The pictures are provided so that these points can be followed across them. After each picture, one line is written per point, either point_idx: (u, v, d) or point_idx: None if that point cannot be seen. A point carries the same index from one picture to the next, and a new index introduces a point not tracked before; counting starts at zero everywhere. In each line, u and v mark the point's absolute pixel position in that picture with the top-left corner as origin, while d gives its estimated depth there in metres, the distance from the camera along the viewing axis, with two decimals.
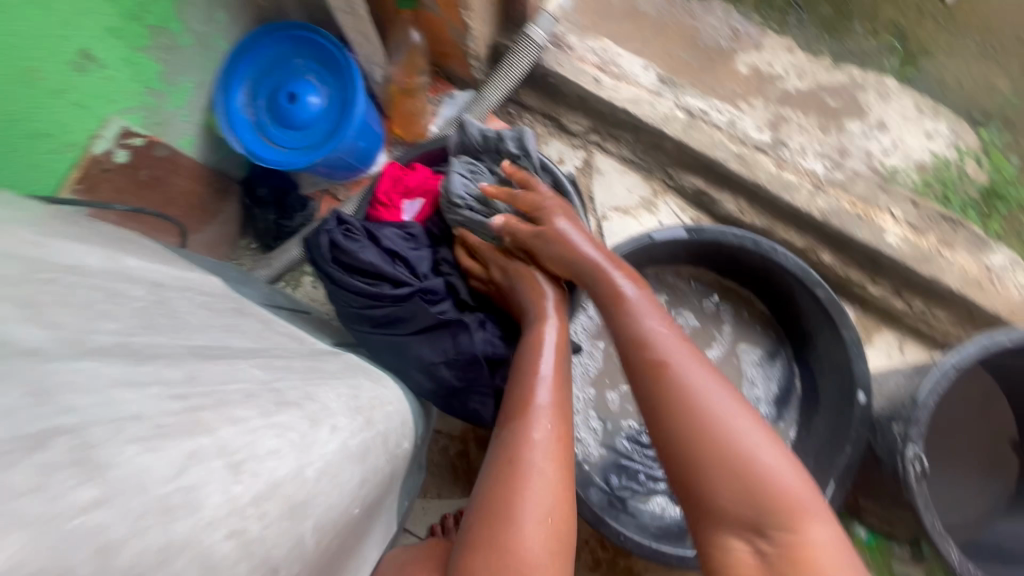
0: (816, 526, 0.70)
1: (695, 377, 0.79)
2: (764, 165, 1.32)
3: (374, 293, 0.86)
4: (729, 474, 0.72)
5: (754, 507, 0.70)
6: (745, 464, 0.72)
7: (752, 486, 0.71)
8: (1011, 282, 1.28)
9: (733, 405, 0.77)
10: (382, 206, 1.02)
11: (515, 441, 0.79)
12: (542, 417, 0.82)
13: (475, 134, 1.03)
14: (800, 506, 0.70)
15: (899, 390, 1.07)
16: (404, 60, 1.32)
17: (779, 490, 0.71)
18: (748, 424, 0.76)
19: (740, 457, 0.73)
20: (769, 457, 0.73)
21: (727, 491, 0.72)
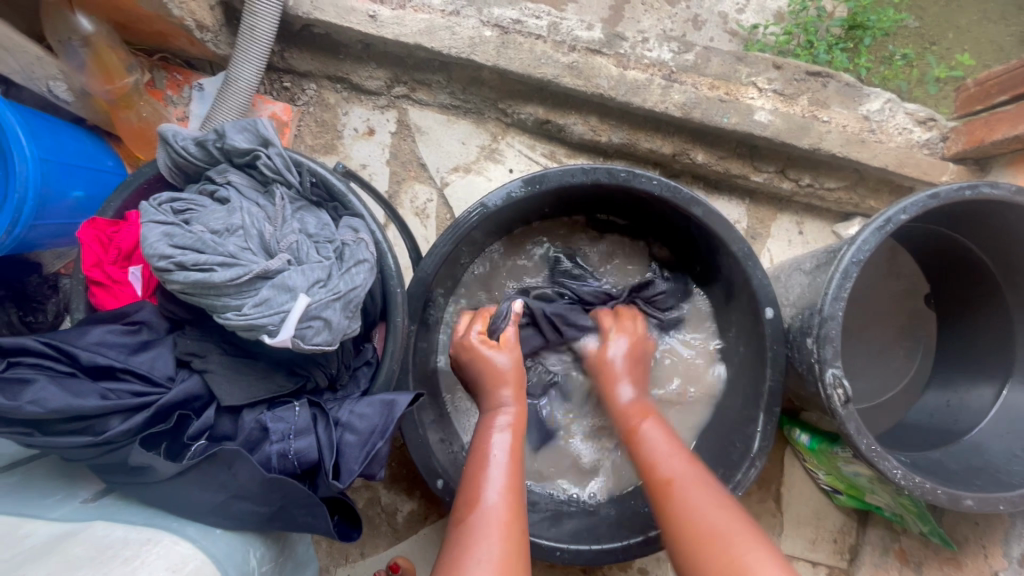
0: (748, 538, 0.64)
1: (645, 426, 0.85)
2: (605, 68, 1.06)
3: (94, 441, 0.60)
4: (673, 510, 0.71)
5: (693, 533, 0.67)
6: (686, 502, 0.71)
7: (690, 512, 0.69)
8: (892, 126, 1.15)
9: (669, 455, 0.79)
10: (100, 285, 0.73)
11: (468, 503, 0.68)
12: (494, 479, 0.70)
13: (183, 144, 0.70)
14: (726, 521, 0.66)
15: (804, 293, 0.92)
16: (91, 60, 0.94)
17: (704, 507, 0.69)
18: (676, 465, 0.77)
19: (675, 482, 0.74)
20: (691, 482, 0.73)
21: (676, 524, 0.69)
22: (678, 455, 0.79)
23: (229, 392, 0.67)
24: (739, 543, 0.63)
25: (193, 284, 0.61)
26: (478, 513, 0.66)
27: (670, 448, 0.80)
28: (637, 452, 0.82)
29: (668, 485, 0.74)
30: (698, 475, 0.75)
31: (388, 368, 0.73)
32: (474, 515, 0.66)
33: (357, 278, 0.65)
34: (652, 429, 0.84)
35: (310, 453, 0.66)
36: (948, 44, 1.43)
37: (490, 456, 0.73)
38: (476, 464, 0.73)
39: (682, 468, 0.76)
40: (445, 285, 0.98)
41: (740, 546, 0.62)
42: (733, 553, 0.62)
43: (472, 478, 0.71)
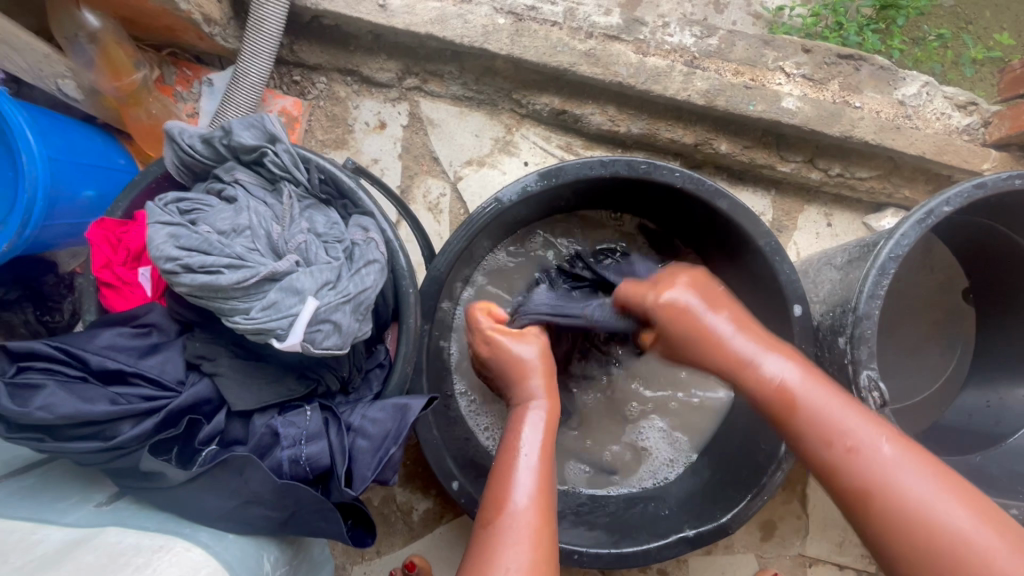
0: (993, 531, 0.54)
1: (848, 423, 0.61)
2: (623, 55, 1.02)
3: (105, 447, 0.59)
4: (893, 515, 0.56)
5: (932, 550, 0.54)
6: (911, 502, 0.56)
7: (919, 508, 0.55)
8: (929, 112, 1.09)
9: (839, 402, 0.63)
10: (110, 287, 0.72)
11: (495, 507, 0.65)
12: (524, 475, 0.67)
13: (190, 142, 0.69)
14: (969, 514, 0.54)
15: (836, 290, 0.87)
16: (98, 56, 0.93)
17: (935, 504, 0.55)
18: (859, 423, 0.61)
19: (882, 482, 0.57)
20: (913, 458, 0.58)
21: (903, 527, 0.55)
22: (880, 437, 0.60)
23: (240, 396, 0.66)
24: (993, 544, 0.52)
25: (201, 287, 0.59)
26: (509, 519, 0.63)
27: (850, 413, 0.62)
28: (806, 427, 0.63)
29: (890, 478, 0.57)
30: (908, 449, 0.59)
31: (400, 371, 0.70)
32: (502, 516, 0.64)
33: (367, 279, 0.63)
34: (843, 418, 0.61)
35: (322, 458, 0.64)
36: (986, 23, 1.35)
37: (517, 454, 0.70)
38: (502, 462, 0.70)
39: (896, 458, 0.58)
40: (459, 283, 0.95)
41: (994, 548, 0.52)
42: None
43: (501, 474, 0.68)
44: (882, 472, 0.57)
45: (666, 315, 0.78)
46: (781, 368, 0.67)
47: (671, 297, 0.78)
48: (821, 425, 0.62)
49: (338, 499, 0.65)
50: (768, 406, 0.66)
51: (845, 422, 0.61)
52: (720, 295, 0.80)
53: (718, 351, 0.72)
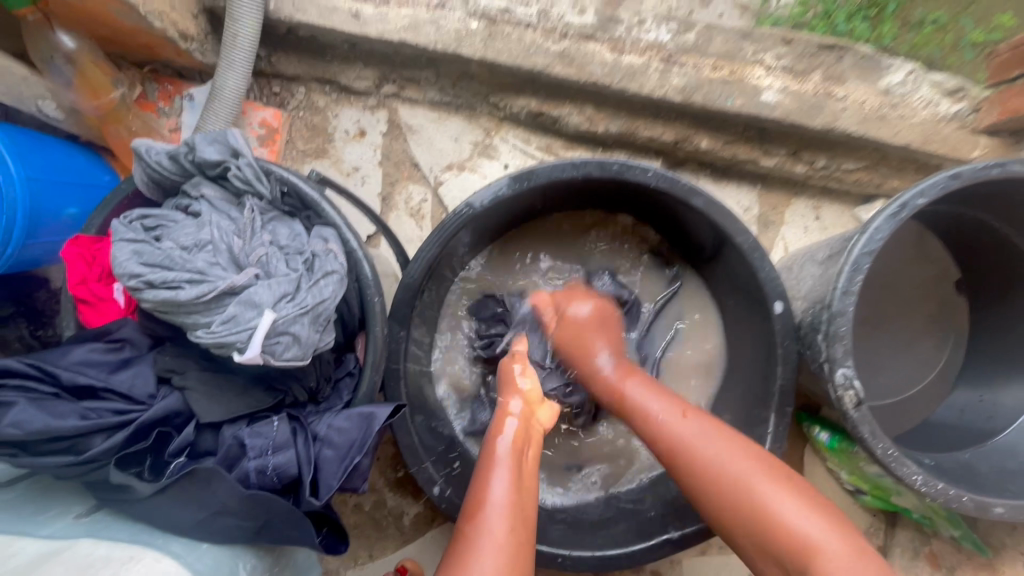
0: (774, 480, 0.66)
1: (649, 408, 0.78)
2: (598, 54, 1.01)
3: (76, 460, 0.61)
4: (694, 467, 0.71)
5: (741, 510, 0.66)
6: (696, 448, 0.71)
7: (705, 458, 0.70)
8: (916, 100, 1.06)
9: (658, 406, 0.78)
10: (86, 303, 0.74)
11: (472, 513, 0.68)
12: (499, 479, 0.72)
13: (157, 159, 0.70)
14: (735, 455, 0.69)
15: (815, 286, 0.86)
16: (76, 77, 0.93)
17: (722, 455, 0.70)
18: (657, 403, 0.78)
19: (677, 447, 0.72)
20: (707, 430, 0.73)
21: (697, 478, 0.70)
22: (682, 412, 0.76)
23: (209, 408, 0.66)
24: (760, 484, 0.66)
25: (162, 302, 0.60)
26: (484, 521, 0.67)
27: (660, 399, 0.79)
28: (630, 415, 0.80)
29: (686, 447, 0.72)
30: (706, 420, 0.74)
31: (369, 379, 0.71)
32: (479, 515, 0.68)
33: (325, 291, 0.63)
34: (653, 404, 0.78)
35: (289, 468, 0.65)
36: (986, 4, 1.33)
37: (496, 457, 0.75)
38: (483, 464, 0.75)
39: (721, 452, 0.70)
40: (436, 289, 0.95)
41: (761, 487, 0.66)
42: (773, 512, 0.64)
43: (479, 483, 0.72)
44: (678, 441, 0.73)
45: (569, 334, 0.94)
46: (620, 381, 0.83)
47: (575, 310, 0.95)
48: (641, 414, 0.78)
49: (307, 508, 0.66)
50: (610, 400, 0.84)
51: (649, 409, 0.78)
52: (610, 326, 0.95)
53: (596, 367, 0.88)
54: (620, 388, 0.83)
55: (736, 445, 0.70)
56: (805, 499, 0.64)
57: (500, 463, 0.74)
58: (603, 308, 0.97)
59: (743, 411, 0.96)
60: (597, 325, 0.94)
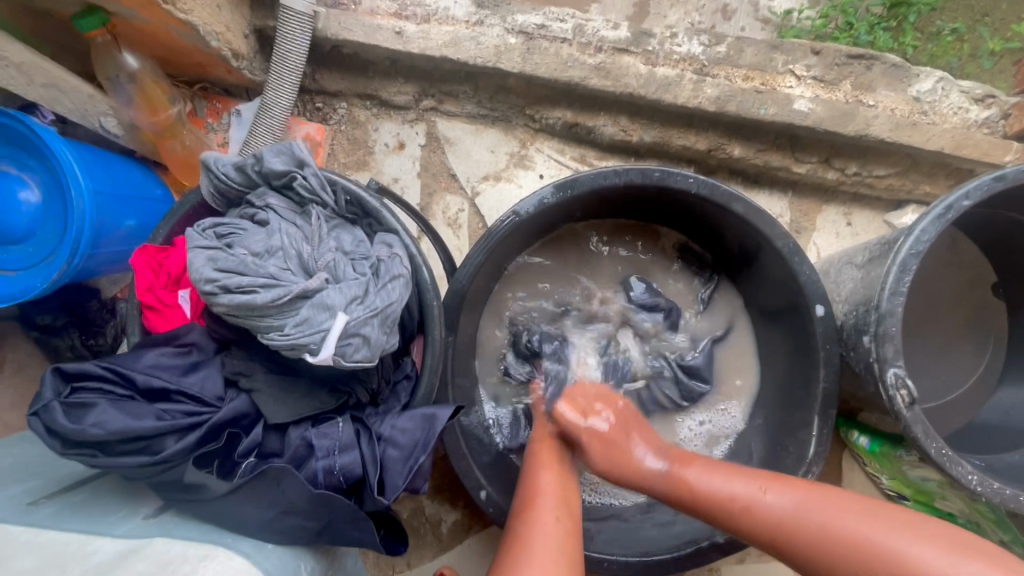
0: (882, 520, 0.62)
1: (696, 476, 0.75)
2: (633, 67, 1.04)
3: (151, 461, 0.62)
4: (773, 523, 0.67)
5: (856, 548, 0.61)
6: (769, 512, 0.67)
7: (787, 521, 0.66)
8: (946, 106, 1.08)
9: (695, 471, 0.75)
10: (152, 309, 0.76)
11: (525, 504, 0.74)
12: (546, 475, 0.78)
13: (225, 171, 0.72)
14: (801, 504, 0.67)
15: (858, 288, 0.87)
16: (137, 95, 0.98)
17: (800, 508, 0.66)
18: (703, 474, 0.74)
19: (779, 521, 0.67)
20: (768, 485, 0.70)
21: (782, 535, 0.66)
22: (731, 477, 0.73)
23: (276, 409, 0.69)
24: (878, 531, 0.61)
25: (238, 306, 0.62)
26: (537, 508, 0.73)
27: (707, 470, 0.75)
28: (695, 504, 0.73)
29: (787, 519, 0.66)
30: (756, 477, 0.72)
31: (428, 381, 0.72)
32: (531, 509, 0.73)
33: (393, 294, 0.65)
34: (727, 484, 0.72)
35: (355, 469, 0.66)
36: (1005, 13, 1.36)
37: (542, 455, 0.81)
38: (532, 461, 0.82)
39: (791, 501, 0.68)
40: (480, 295, 0.97)
41: (884, 534, 0.60)
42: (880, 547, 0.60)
43: (528, 480, 0.78)
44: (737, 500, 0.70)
45: (598, 455, 0.80)
46: (679, 472, 0.76)
47: (597, 423, 0.81)
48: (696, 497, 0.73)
49: (372, 508, 0.67)
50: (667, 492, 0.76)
51: (700, 481, 0.74)
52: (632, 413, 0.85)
53: (643, 467, 0.79)
54: (679, 478, 0.76)
55: (795, 494, 0.68)
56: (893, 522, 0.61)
57: (545, 462, 0.80)
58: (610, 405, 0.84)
59: (786, 414, 0.97)
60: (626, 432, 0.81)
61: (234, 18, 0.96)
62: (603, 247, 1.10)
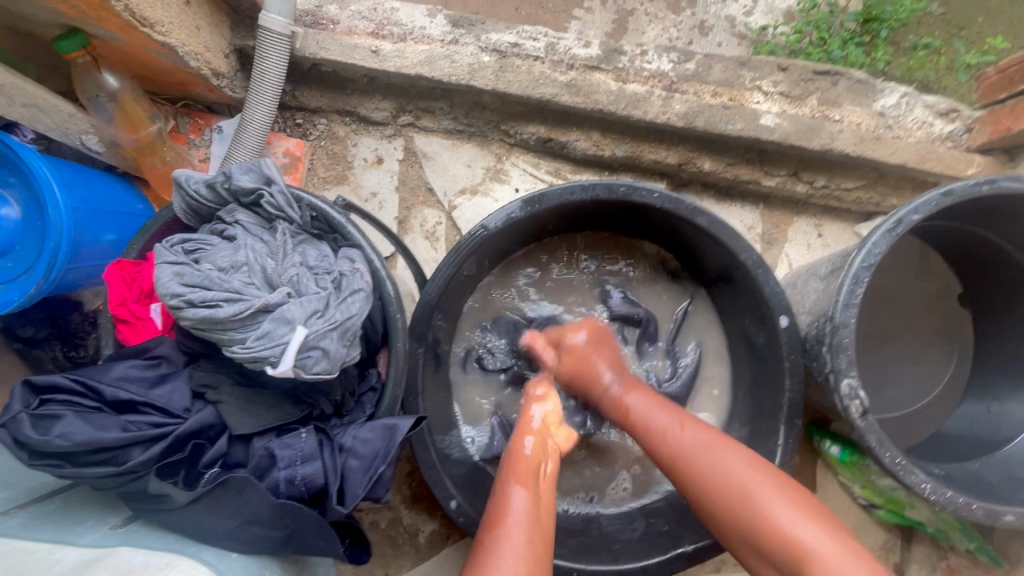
0: (770, 486, 0.70)
1: (655, 420, 0.81)
2: (603, 83, 1.07)
3: (116, 471, 0.64)
4: (700, 471, 0.74)
5: (716, 488, 0.72)
6: (693, 456, 0.75)
7: (721, 476, 0.72)
8: (911, 121, 1.11)
9: (665, 417, 0.81)
10: (125, 323, 0.78)
11: (494, 523, 0.72)
12: (519, 492, 0.76)
13: (195, 188, 0.75)
14: (740, 465, 0.72)
15: (819, 300, 0.89)
16: (117, 113, 1.00)
17: (730, 467, 0.73)
18: (659, 416, 0.81)
19: (683, 456, 0.76)
20: (717, 443, 0.76)
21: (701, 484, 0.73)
22: (688, 427, 0.79)
23: (241, 421, 0.70)
24: (769, 499, 0.68)
25: (201, 320, 0.64)
26: (506, 526, 0.71)
27: (654, 409, 0.83)
28: (637, 429, 0.83)
29: (693, 454, 0.75)
30: (705, 432, 0.78)
31: (391, 394, 0.74)
32: (502, 523, 0.72)
33: (353, 307, 0.67)
34: (657, 419, 0.81)
35: (317, 478, 0.68)
36: (977, 28, 1.39)
37: (519, 467, 0.81)
38: (506, 473, 0.81)
39: (701, 438, 0.77)
40: (452, 307, 0.99)
41: (769, 501, 0.68)
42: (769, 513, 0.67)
43: (500, 494, 0.77)
44: (683, 454, 0.76)
45: (569, 362, 0.95)
46: (623, 396, 0.88)
47: (577, 340, 0.96)
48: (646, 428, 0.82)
49: (333, 517, 0.68)
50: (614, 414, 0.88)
51: (657, 423, 0.80)
52: (613, 349, 0.97)
53: (603, 391, 0.90)
54: (621, 399, 0.87)
55: (739, 454, 0.74)
56: (798, 500, 0.68)
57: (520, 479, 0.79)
58: (590, 338, 0.96)
59: (754, 424, 0.99)
60: (593, 363, 0.93)
61: (213, 38, 0.99)
62: (577, 260, 1.12)
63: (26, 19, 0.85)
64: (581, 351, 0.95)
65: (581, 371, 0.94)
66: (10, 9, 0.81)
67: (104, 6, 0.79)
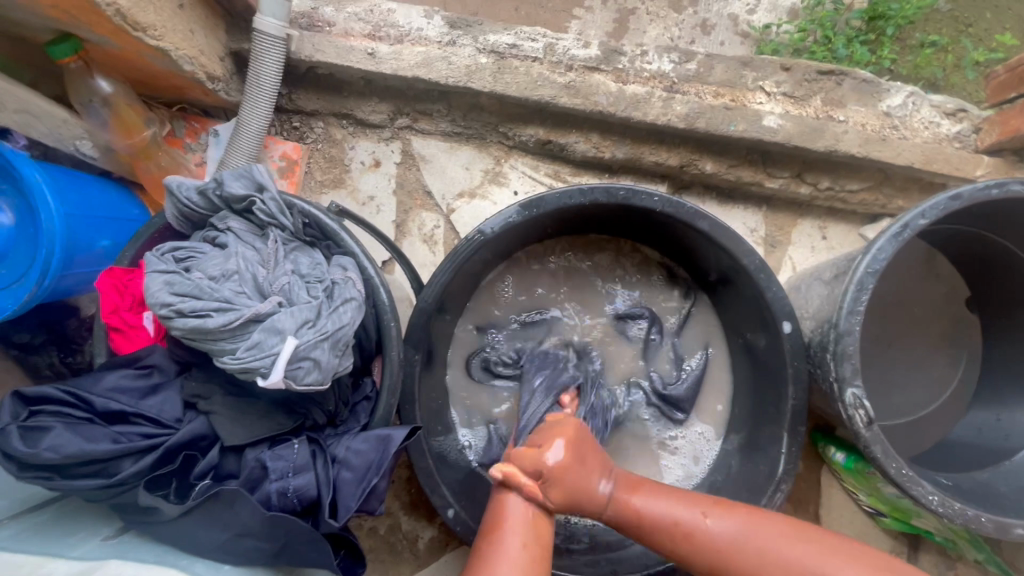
0: (813, 552, 0.64)
1: (660, 510, 0.72)
2: (603, 85, 1.05)
3: (107, 484, 0.63)
4: (727, 545, 0.67)
5: (768, 562, 0.65)
6: (729, 546, 0.67)
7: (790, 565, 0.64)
8: (917, 121, 1.08)
9: (668, 505, 0.72)
10: (117, 331, 0.78)
11: (490, 528, 0.71)
12: (518, 509, 0.72)
13: (186, 195, 0.74)
14: (780, 536, 0.66)
15: (824, 306, 0.87)
16: (112, 118, 1.00)
17: (774, 544, 0.65)
18: (693, 513, 0.70)
19: (706, 543, 0.68)
20: (750, 521, 0.68)
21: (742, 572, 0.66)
22: (710, 516, 0.70)
23: (233, 431, 0.69)
24: (792, 548, 0.65)
25: (191, 330, 0.63)
26: (504, 535, 0.69)
27: (672, 502, 0.73)
28: (645, 530, 0.72)
29: (733, 543, 0.67)
30: (741, 513, 0.69)
31: (386, 402, 0.73)
32: (500, 527, 0.70)
33: (345, 316, 0.66)
34: (665, 510, 0.72)
35: (309, 490, 0.67)
36: (987, 25, 1.36)
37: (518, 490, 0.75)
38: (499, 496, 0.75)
39: (734, 525, 0.68)
40: (449, 313, 0.98)
41: (800, 555, 0.64)
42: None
43: (496, 500, 0.74)
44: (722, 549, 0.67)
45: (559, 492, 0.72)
46: (628, 499, 0.74)
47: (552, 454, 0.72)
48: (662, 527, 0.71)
49: (326, 530, 0.67)
50: (613, 518, 0.75)
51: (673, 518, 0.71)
52: (594, 443, 0.78)
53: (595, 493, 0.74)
54: (627, 504, 0.73)
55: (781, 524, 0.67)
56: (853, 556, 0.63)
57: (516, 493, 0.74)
58: (575, 496, 0.73)
59: (757, 432, 0.97)
60: (589, 487, 0.73)
61: (208, 42, 0.98)
62: (577, 264, 1.11)
63: (18, 24, 0.84)
64: (512, 552, 0.67)
65: (530, 554, 0.68)
66: (1, 13, 0.80)
67: (95, 10, 0.78)
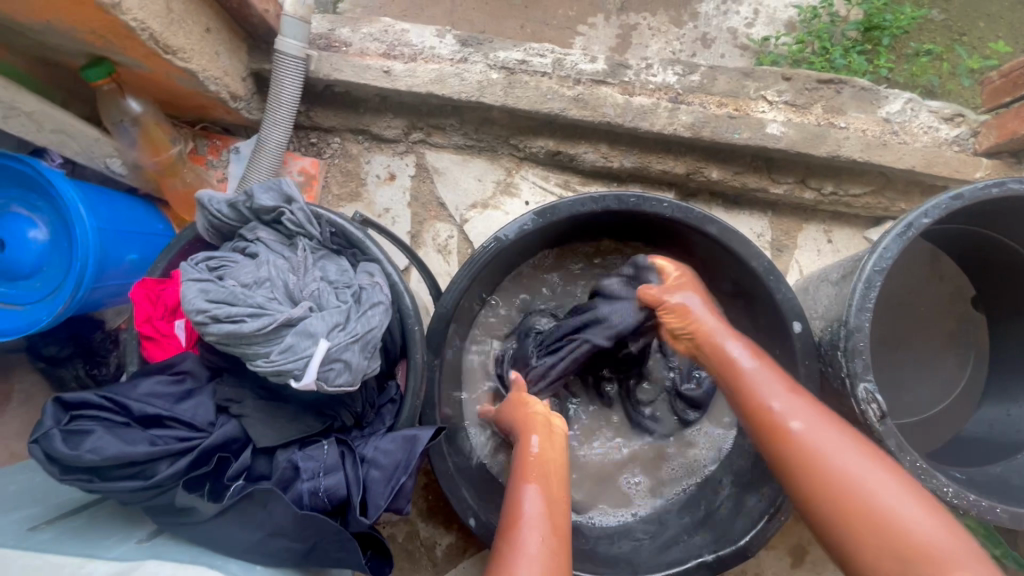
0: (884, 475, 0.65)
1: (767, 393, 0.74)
2: (610, 97, 1.09)
3: (144, 484, 0.65)
4: (804, 455, 0.68)
5: (848, 479, 0.65)
6: (815, 449, 0.68)
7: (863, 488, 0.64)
8: (916, 126, 1.12)
9: (785, 399, 0.73)
10: (150, 339, 0.80)
11: (507, 526, 0.73)
12: (530, 497, 0.75)
13: (218, 208, 0.76)
14: (866, 462, 0.66)
15: (832, 305, 0.89)
16: (140, 137, 1.04)
17: (842, 452, 0.67)
18: (775, 393, 0.74)
19: (795, 434, 0.70)
20: (820, 419, 0.71)
21: (809, 476, 0.67)
22: (797, 411, 0.72)
23: (264, 434, 0.72)
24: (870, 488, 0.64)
25: (226, 334, 0.66)
26: (521, 533, 0.71)
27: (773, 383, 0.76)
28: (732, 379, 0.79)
29: (807, 449, 0.68)
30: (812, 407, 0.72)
31: (410, 405, 0.76)
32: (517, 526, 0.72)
33: (373, 320, 0.69)
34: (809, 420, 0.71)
35: (339, 490, 0.69)
36: (979, 33, 1.41)
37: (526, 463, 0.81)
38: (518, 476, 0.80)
39: (829, 433, 0.69)
40: (466, 319, 1.01)
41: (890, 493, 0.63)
42: (889, 511, 0.62)
43: (513, 496, 0.77)
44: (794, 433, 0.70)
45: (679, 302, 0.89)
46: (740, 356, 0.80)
47: (680, 299, 0.88)
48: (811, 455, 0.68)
49: (356, 529, 0.69)
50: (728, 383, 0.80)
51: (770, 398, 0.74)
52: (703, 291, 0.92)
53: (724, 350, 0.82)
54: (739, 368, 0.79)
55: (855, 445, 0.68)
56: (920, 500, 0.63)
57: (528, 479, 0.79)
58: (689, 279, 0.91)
59: None
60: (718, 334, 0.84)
61: (232, 63, 1.02)
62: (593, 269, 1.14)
63: (55, 49, 0.88)
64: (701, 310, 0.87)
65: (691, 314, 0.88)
66: (41, 40, 0.85)
67: (130, 36, 0.82)
